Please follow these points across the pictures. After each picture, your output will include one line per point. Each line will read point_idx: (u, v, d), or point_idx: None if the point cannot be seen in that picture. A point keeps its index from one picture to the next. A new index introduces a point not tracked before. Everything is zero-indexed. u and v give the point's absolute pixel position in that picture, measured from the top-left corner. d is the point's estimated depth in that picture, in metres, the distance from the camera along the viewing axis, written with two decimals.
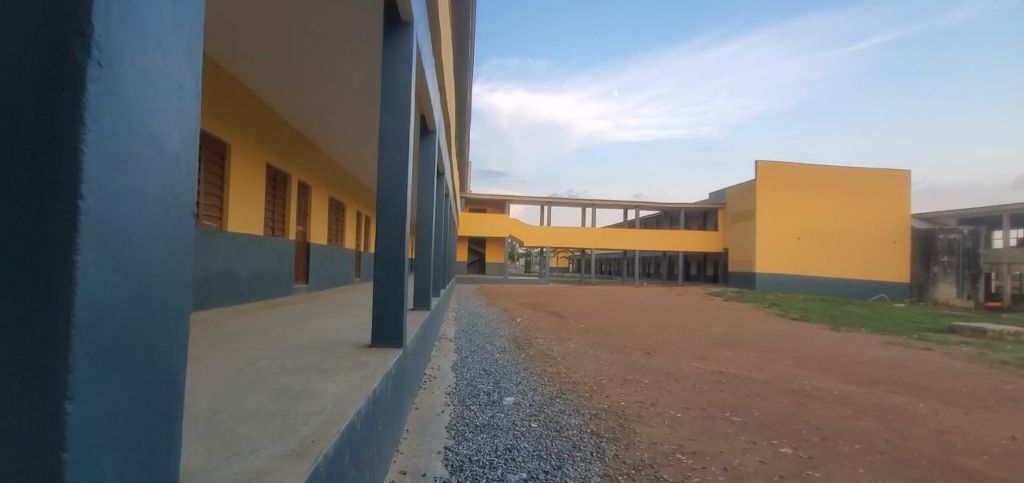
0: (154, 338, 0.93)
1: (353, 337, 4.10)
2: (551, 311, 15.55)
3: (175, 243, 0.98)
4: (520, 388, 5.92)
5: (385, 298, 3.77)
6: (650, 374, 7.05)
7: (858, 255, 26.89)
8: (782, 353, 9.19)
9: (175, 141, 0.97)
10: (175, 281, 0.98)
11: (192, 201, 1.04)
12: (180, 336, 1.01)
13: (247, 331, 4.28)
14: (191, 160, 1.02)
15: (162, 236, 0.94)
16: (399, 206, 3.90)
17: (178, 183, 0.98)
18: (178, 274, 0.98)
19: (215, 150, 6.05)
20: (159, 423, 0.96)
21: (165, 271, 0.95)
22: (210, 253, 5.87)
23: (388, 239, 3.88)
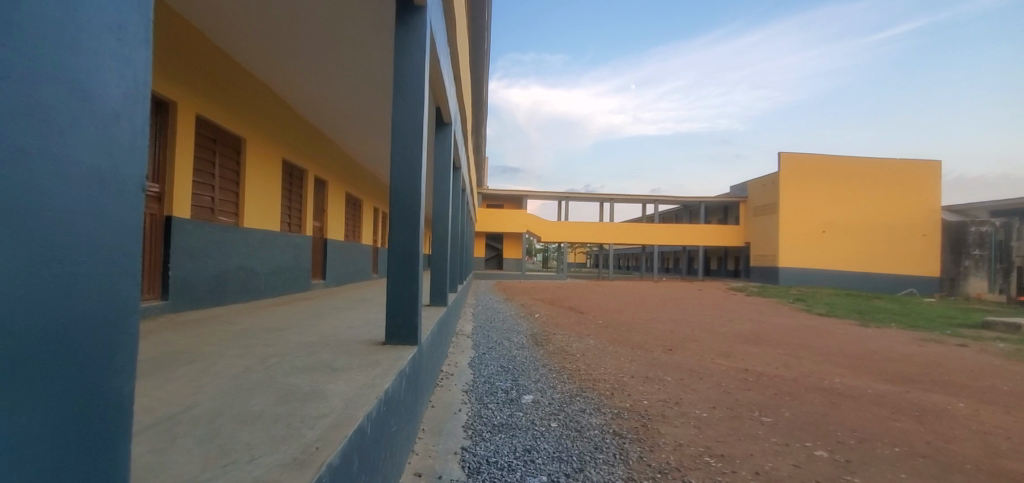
0: (75, 324, 0.82)
1: (367, 334, 3.99)
2: (569, 307, 15.35)
3: (106, 219, 0.87)
4: (539, 385, 5.77)
5: (399, 295, 3.65)
6: (673, 372, 6.84)
7: (886, 249, 26.08)
8: (809, 350, 8.87)
9: (109, 98, 0.88)
10: (104, 264, 0.86)
11: (132, 171, 0.94)
12: (129, 343, 0.92)
13: (261, 328, 4.21)
14: (125, 121, 0.92)
15: (85, 209, 0.83)
16: (414, 198, 3.76)
17: (106, 145, 0.87)
18: (108, 255, 0.87)
19: (231, 145, 6.00)
20: (92, 422, 0.84)
21: (90, 250, 0.84)
22: (227, 249, 5.84)
23: (403, 233, 3.75)
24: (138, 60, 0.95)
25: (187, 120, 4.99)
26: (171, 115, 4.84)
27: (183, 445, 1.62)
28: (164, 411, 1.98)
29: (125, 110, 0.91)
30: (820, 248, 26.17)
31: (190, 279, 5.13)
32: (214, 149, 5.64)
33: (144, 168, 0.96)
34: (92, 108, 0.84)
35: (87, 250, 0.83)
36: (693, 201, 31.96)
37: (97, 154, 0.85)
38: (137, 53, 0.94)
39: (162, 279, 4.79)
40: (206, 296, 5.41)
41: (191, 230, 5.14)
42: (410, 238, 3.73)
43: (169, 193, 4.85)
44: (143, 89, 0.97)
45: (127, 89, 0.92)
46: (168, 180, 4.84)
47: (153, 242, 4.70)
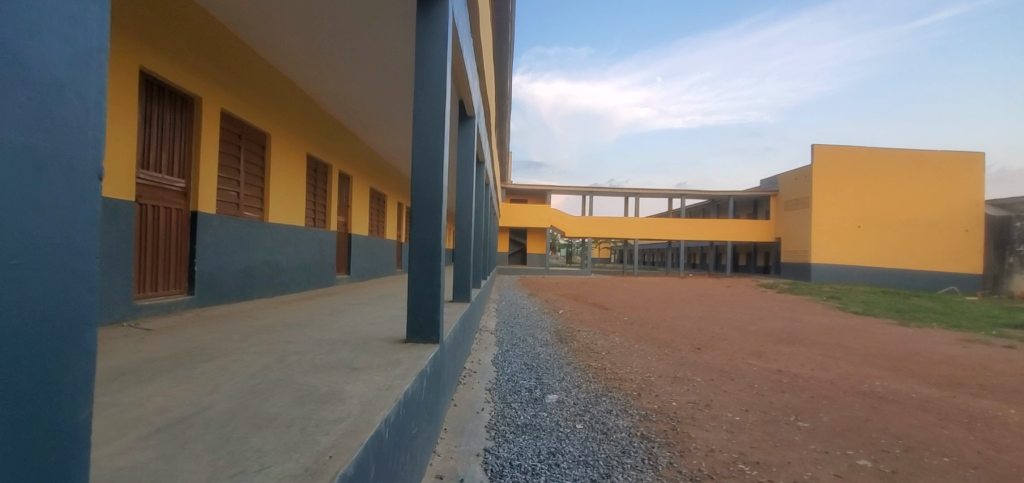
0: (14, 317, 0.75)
1: (388, 331, 3.92)
2: (594, 303, 15.16)
3: (51, 202, 0.79)
4: (563, 384, 5.64)
5: (420, 292, 3.56)
6: (702, 372, 6.62)
7: (927, 244, 25.02)
8: (846, 350, 8.51)
9: (50, 68, 0.80)
10: (48, 250, 0.79)
11: (80, 148, 0.86)
12: (83, 336, 0.85)
13: (283, 323, 4.19)
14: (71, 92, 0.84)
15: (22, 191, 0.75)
16: (435, 193, 3.66)
17: (46, 119, 0.79)
18: (54, 241, 0.80)
19: (256, 140, 6.01)
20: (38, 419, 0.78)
21: (30, 236, 0.76)
22: (253, 244, 5.87)
23: (425, 229, 3.65)
24: (85, 26, 0.86)
25: (212, 116, 5.00)
26: (196, 110, 4.85)
27: (192, 451, 1.56)
28: (178, 413, 1.93)
29: (69, 78, 0.84)
30: (855, 244, 25.26)
31: (216, 274, 5.16)
32: (239, 145, 5.65)
33: (97, 148, 0.88)
34: (27, 77, 0.76)
35: (29, 234, 0.76)
36: (721, 195, 31.23)
37: (35, 131, 0.77)
38: (86, 13, 0.86)
39: (188, 274, 4.82)
40: (232, 291, 5.45)
41: (217, 225, 5.17)
42: (432, 233, 3.63)
43: (195, 189, 4.86)
44: (93, 59, 0.89)
45: (70, 56, 0.84)
46: (194, 176, 4.86)
47: (179, 238, 4.73)
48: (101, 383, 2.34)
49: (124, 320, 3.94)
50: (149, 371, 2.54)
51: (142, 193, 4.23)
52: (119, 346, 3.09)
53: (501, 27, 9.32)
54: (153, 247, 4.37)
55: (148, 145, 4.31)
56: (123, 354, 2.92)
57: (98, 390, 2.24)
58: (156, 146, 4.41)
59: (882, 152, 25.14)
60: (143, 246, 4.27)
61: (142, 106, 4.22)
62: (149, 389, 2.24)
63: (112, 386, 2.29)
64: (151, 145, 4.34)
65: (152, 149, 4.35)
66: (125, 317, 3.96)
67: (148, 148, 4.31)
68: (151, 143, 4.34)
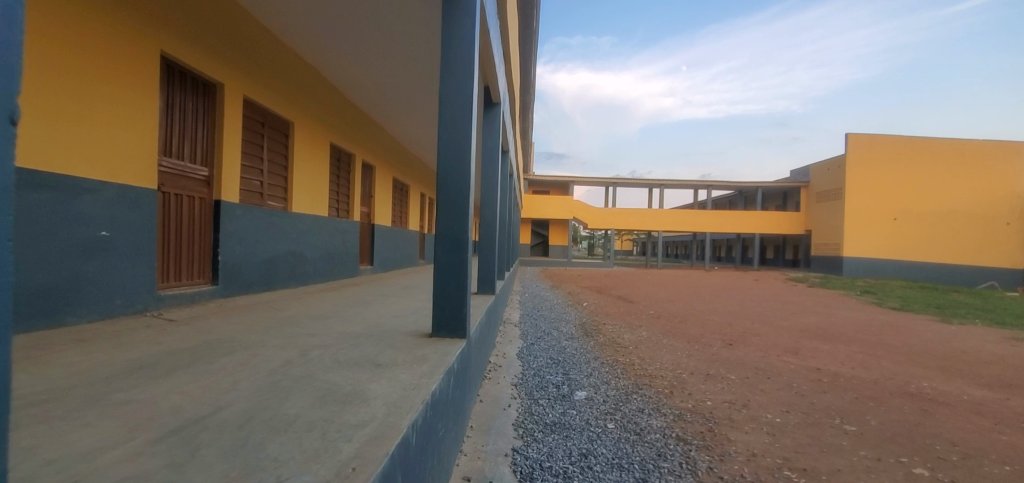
0: None
1: (412, 324, 3.79)
2: (618, 296, 14.91)
3: None
4: (592, 380, 5.44)
5: (447, 285, 3.40)
6: (736, 369, 6.36)
7: (967, 237, 23.98)
8: (887, 348, 8.13)
9: None
10: None
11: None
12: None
13: (305, 315, 4.08)
14: None
15: None
16: (462, 179, 3.48)
17: None
18: None
19: (279, 129, 5.93)
20: None
21: None
22: (276, 234, 5.80)
23: (452, 218, 3.47)
24: None
25: (235, 103, 4.92)
26: (219, 97, 4.77)
27: (204, 459, 1.42)
28: (192, 414, 1.80)
29: None
30: (891, 237, 24.35)
31: (240, 264, 5.10)
32: (263, 133, 5.57)
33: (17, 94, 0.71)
34: None
35: None
36: (749, 186, 30.42)
37: None
38: None
39: (212, 264, 4.76)
40: (257, 281, 5.40)
41: (240, 214, 5.10)
42: (458, 223, 3.46)
43: (218, 177, 4.79)
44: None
45: None
46: (217, 165, 4.78)
47: (203, 227, 4.66)
48: (116, 378, 2.24)
49: (147, 311, 3.88)
50: (166, 366, 2.43)
51: (164, 181, 4.15)
52: (139, 338, 3.01)
53: (526, 13, 9.05)
54: (176, 236, 4.31)
55: (170, 132, 4.23)
56: (143, 346, 2.83)
57: (112, 386, 2.14)
58: (179, 133, 4.34)
59: (921, 141, 24.07)
60: (166, 235, 4.20)
61: (164, 92, 4.14)
62: (165, 385, 2.13)
63: (128, 381, 2.19)
64: (174, 133, 4.27)
65: (174, 137, 4.27)
66: (148, 307, 3.90)
67: (171, 135, 4.24)
68: (174, 131, 4.27)
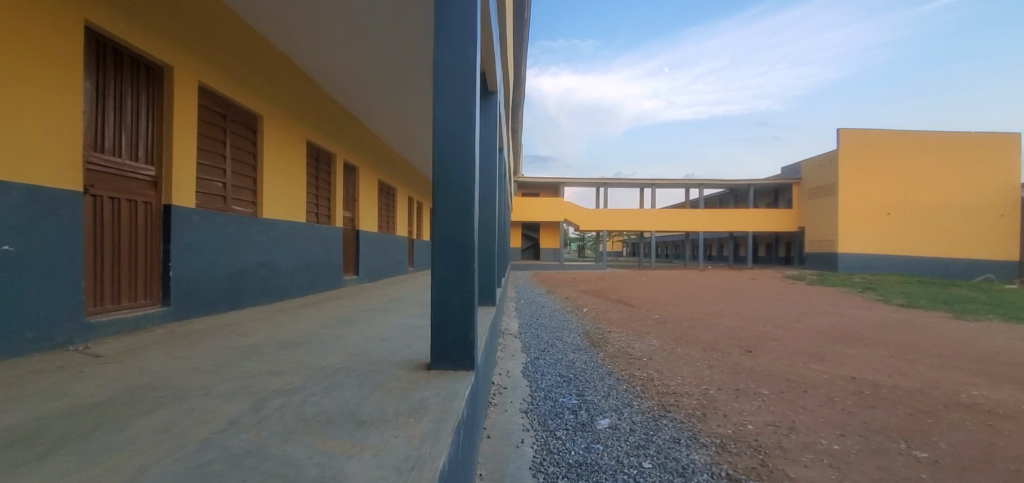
0: None
1: (405, 352, 3.06)
2: (618, 300, 14.25)
3: None
4: (612, 402, 4.73)
5: (447, 305, 2.69)
6: (767, 383, 5.70)
7: (961, 230, 23.79)
8: (917, 351, 7.57)
9: None
10: None
11: None
12: None
13: (273, 342, 3.33)
14: None
15: None
16: (466, 170, 2.77)
17: None
18: None
19: (245, 122, 5.15)
20: None
21: None
22: (244, 244, 5.04)
23: (454, 218, 2.75)
24: None
25: (188, 89, 4.17)
26: (167, 83, 4.02)
27: None
28: None
29: None
30: (886, 232, 24.08)
31: (200, 280, 4.34)
32: (225, 127, 4.81)
33: None
34: None
35: None
36: (741, 185, 30.03)
37: None
38: None
39: (162, 281, 4.00)
40: (221, 299, 4.63)
41: (198, 222, 4.34)
42: (461, 225, 2.74)
43: (167, 178, 4.03)
44: None
45: None
46: (166, 162, 4.03)
47: (150, 238, 3.90)
48: None
49: (71, 345, 3.10)
50: (50, 439, 1.68)
51: (95, 181, 3.39)
52: (38, 387, 2.24)
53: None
54: (112, 250, 3.54)
55: (103, 122, 3.48)
56: (38, 400, 2.07)
57: None
58: (116, 125, 3.58)
59: (914, 134, 23.85)
60: (99, 248, 3.43)
61: (93, 74, 3.40)
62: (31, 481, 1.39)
63: None
64: (108, 124, 3.51)
65: (109, 128, 3.52)
66: (73, 339, 3.13)
67: (104, 126, 3.49)
68: (108, 121, 3.52)
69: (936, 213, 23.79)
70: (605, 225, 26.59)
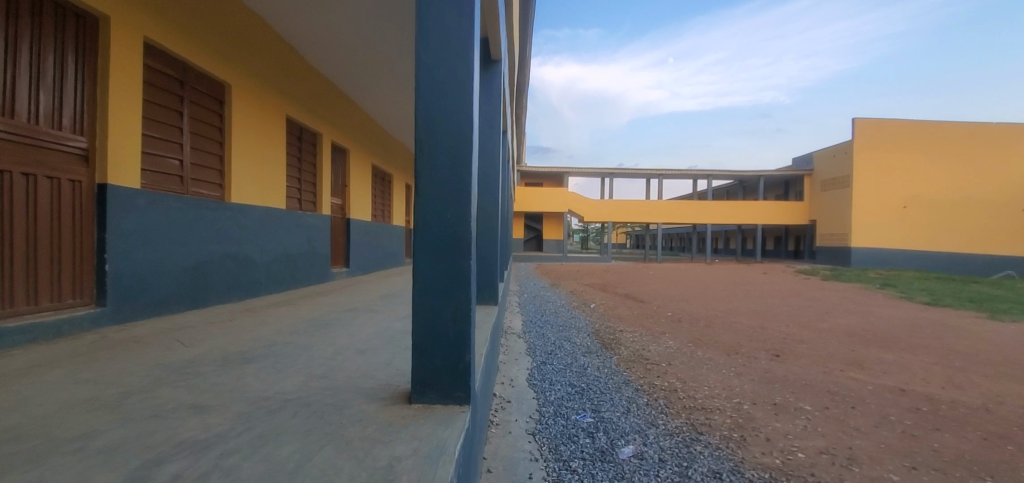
0: None
1: (381, 374, 2.37)
2: (626, 295, 13.59)
3: None
4: (633, 421, 4.04)
5: (433, 320, 1.98)
6: (807, 395, 5.02)
7: (982, 225, 22.92)
8: (963, 358, 6.87)
9: None
10: None
11: None
12: None
13: (217, 357, 2.65)
14: None
15: None
16: (460, 131, 2.00)
17: None
18: None
19: (208, 91, 4.42)
20: None
21: None
22: (208, 233, 4.36)
23: (444, 199, 2.00)
24: None
25: (129, 46, 3.47)
26: (103, 36, 3.33)
27: None
28: None
29: None
30: (901, 226, 23.30)
31: (147, 275, 3.66)
32: (181, 95, 4.10)
33: None
34: None
35: None
36: (751, 176, 29.15)
37: None
38: None
39: (97, 276, 3.33)
40: (176, 297, 3.96)
41: (146, 207, 3.66)
42: (455, 209, 2.01)
43: (102, 152, 3.34)
44: None
45: None
46: (101, 132, 3.34)
47: (80, 225, 3.22)
48: None
49: None
50: None
51: None
52: None
53: None
54: (22, 238, 2.86)
55: (10, 79, 2.79)
56: None
57: None
58: (30, 84, 2.90)
59: (934, 125, 22.92)
60: (5, 237, 2.76)
61: None
62: None
63: None
64: (19, 82, 2.83)
65: (20, 87, 2.83)
66: None
67: (13, 84, 2.80)
68: (19, 79, 2.83)
69: (955, 207, 22.91)
70: (611, 216, 25.88)
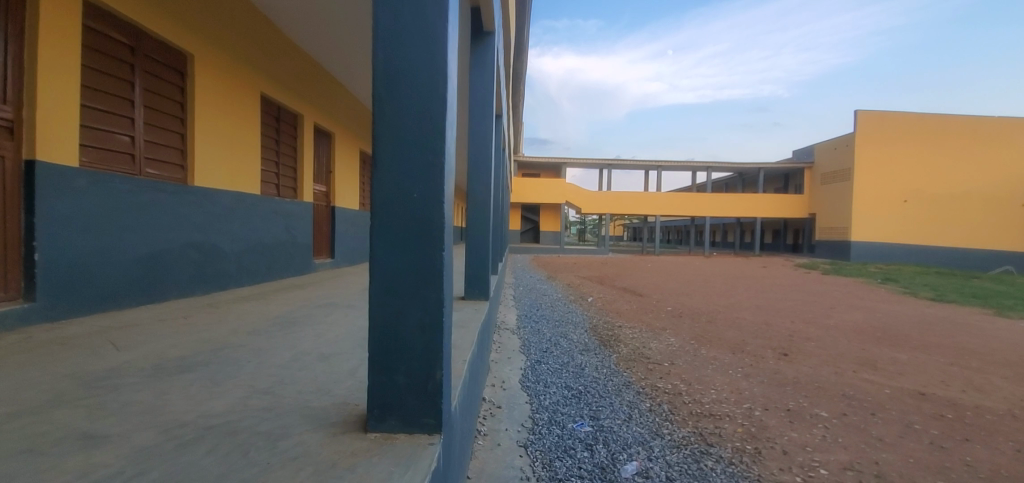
0: None
1: (338, 389, 1.95)
2: (624, 288, 13.18)
3: None
4: (635, 432, 3.65)
5: (393, 330, 1.54)
6: (821, 399, 4.65)
7: (983, 219, 22.59)
8: (979, 358, 6.51)
9: None
10: None
11: None
12: None
13: (147, 365, 2.23)
14: None
15: None
16: (431, 83, 1.54)
17: None
18: None
19: (164, 60, 3.94)
20: None
21: None
22: (167, 219, 3.93)
23: (409, 174, 1.54)
24: None
25: (65, 5, 3.05)
26: None
27: None
28: None
29: None
30: (902, 220, 22.96)
31: (88, 265, 3.23)
32: (132, 63, 3.65)
33: None
34: None
35: None
36: (750, 169, 28.74)
37: None
38: None
39: (26, 266, 2.90)
40: (125, 290, 3.53)
41: (87, 188, 3.22)
42: (423, 187, 1.54)
43: (31, 123, 2.90)
44: None
45: None
46: (29, 100, 2.90)
47: (2, 207, 2.78)
48: None
49: None
50: None
51: None
52: None
53: None
54: None
55: None
56: None
57: None
58: None
59: (938, 117, 22.49)
60: None
61: None
62: None
63: None
64: None
65: None
66: None
67: None
68: None
69: (957, 201, 22.56)
70: (608, 208, 25.42)
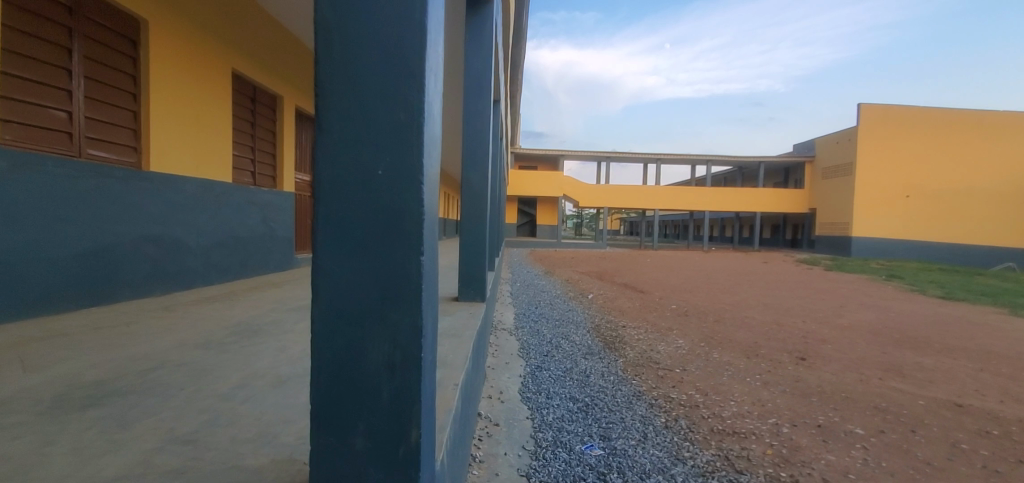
0: None
1: (286, 437, 1.46)
2: (625, 284, 12.70)
3: None
4: (653, 456, 3.18)
5: (346, 369, 1.04)
6: (852, 413, 4.20)
7: (987, 215, 22.19)
8: (1010, 363, 6.07)
9: None
10: None
11: None
12: None
13: (46, 396, 1.75)
14: None
15: None
16: (401, 3, 1.03)
17: None
18: None
19: (111, 25, 3.42)
20: None
21: None
22: (116, 209, 3.41)
23: (371, 142, 1.04)
24: None
25: None
26: None
27: None
28: None
29: None
30: (903, 216, 22.56)
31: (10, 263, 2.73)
32: (68, 25, 3.14)
33: None
34: None
35: None
36: (750, 163, 28.29)
37: None
38: None
39: None
40: (61, 291, 3.03)
41: (9, 171, 2.71)
42: (392, 162, 1.04)
43: None
44: None
45: None
46: None
47: None
48: None
49: None
50: None
51: None
52: None
53: None
54: None
55: None
56: None
57: None
58: None
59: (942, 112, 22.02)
60: None
61: None
62: None
63: None
64: None
65: None
66: None
67: None
68: None
69: (960, 197, 22.14)
70: (606, 203, 24.91)
